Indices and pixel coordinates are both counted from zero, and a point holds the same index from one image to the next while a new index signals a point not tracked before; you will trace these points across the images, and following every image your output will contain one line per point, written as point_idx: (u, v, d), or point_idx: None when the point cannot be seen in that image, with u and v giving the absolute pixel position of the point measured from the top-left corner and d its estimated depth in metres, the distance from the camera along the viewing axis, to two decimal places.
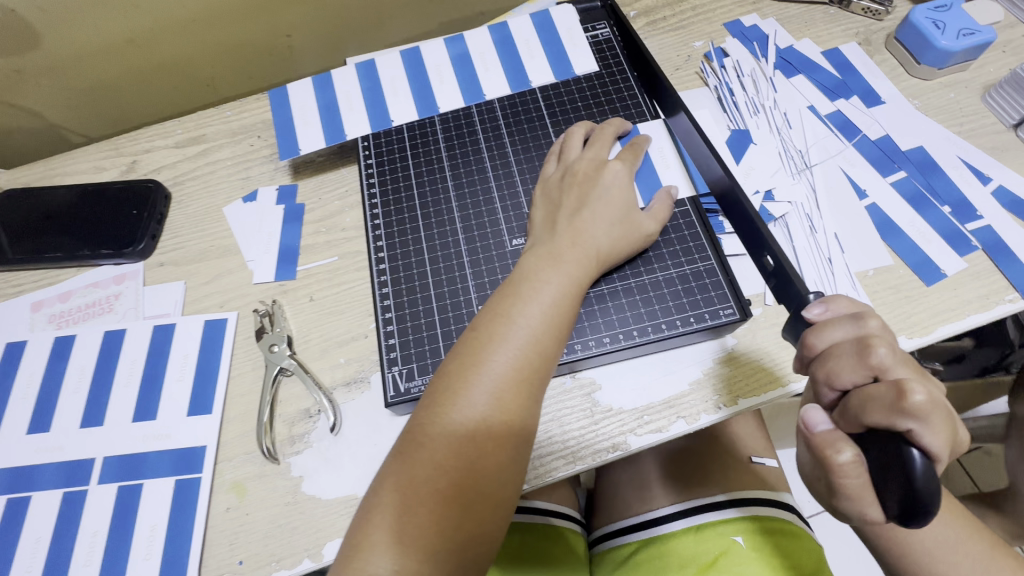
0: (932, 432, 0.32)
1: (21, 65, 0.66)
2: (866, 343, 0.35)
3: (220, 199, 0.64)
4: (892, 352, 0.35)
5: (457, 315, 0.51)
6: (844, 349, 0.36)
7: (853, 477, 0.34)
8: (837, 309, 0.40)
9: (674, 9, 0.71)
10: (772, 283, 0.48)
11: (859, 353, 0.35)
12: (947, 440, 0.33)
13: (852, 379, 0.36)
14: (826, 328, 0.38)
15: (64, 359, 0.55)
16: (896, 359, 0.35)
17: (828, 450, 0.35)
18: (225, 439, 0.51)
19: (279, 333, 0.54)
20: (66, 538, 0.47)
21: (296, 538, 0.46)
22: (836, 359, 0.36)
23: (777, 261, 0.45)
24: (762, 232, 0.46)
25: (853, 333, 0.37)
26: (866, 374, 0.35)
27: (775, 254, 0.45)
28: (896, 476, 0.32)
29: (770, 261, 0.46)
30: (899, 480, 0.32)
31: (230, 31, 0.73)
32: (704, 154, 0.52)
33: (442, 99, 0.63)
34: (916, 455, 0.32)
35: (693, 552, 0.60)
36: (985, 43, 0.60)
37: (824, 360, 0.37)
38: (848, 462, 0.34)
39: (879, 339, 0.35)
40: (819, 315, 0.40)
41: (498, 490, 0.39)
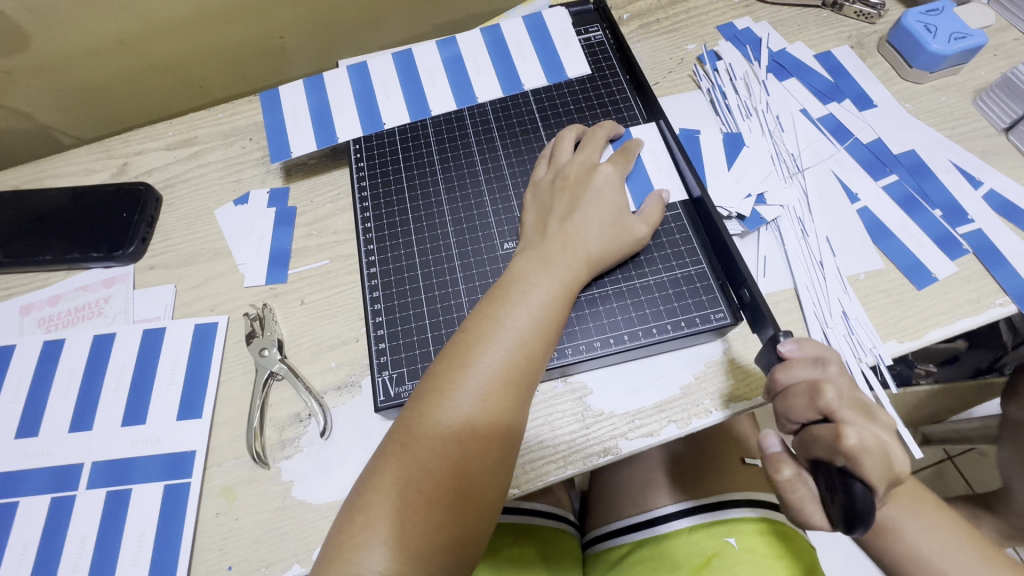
0: (866, 470, 0.37)
1: (11, 67, 0.65)
2: (819, 387, 0.39)
3: (211, 202, 0.63)
4: (839, 395, 0.39)
5: (448, 318, 0.51)
6: (799, 391, 0.40)
7: (796, 491, 0.42)
8: (806, 349, 0.41)
9: (667, 12, 0.71)
10: (744, 315, 0.48)
11: (811, 395, 0.39)
12: (881, 473, 0.38)
13: (804, 417, 0.40)
14: (793, 367, 0.41)
15: (53, 363, 0.54)
16: (843, 402, 0.39)
17: (775, 469, 0.43)
18: (215, 443, 0.50)
19: (269, 337, 0.54)
20: (54, 543, 0.47)
21: (285, 543, 0.46)
22: (792, 398, 0.41)
23: (753, 296, 0.46)
24: (739, 265, 0.47)
25: (811, 375, 0.40)
26: (817, 414, 0.39)
27: (751, 290, 0.46)
28: (835, 503, 0.37)
29: (746, 294, 0.47)
30: (835, 507, 0.38)
31: (222, 33, 0.73)
32: (690, 180, 0.53)
33: (434, 102, 0.63)
34: (859, 485, 0.36)
35: (686, 553, 0.60)
36: (977, 46, 0.60)
37: (784, 396, 0.41)
38: (789, 478, 0.42)
39: (829, 384, 0.39)
40: (791, 352, 0.41)
41: (484, 491, 0.39)
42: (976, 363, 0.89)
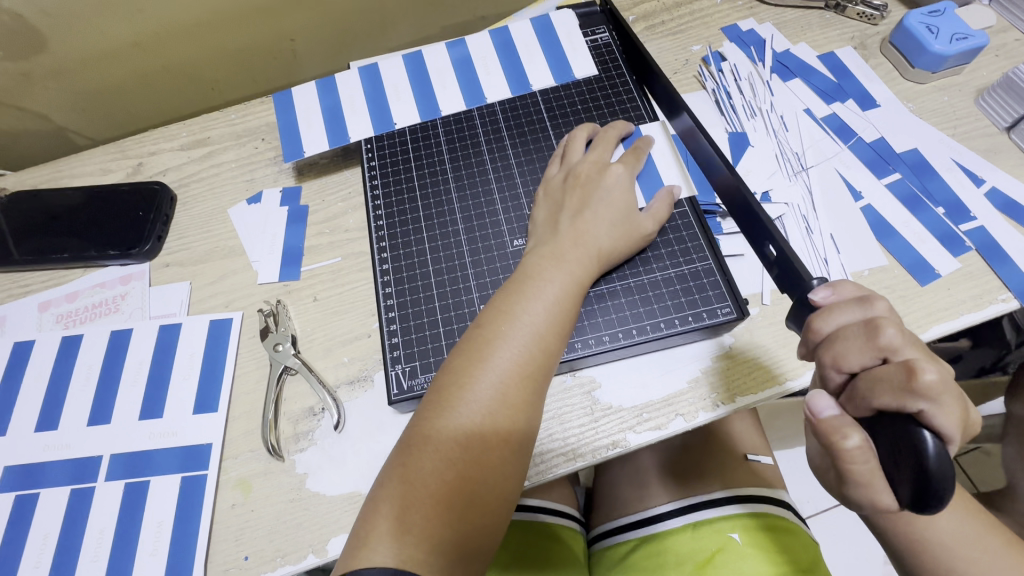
0: (943, 413, 0.32)
1: (28, 69, 0.67)
2: (874, 325, 0.35)
3: (225, 201, 0.65)
4: (901, 333, 0.35)
5: (459, 313, 0.52)
6: (851, 331, 0.36)
7: (862, 462, 0.33)
8: (843, 294, 0.39)
9: (673, 14, 0.72)
10: (775, 273, 0.46)
11: (867, 334, 0.35)
12: (958, 421, 0.32)
13: (859, 362, 0.36)
14: (833, 312, 0.38)
15: (72, 358, 0.56)
16: (905, 340, 0.35)
17: (834, 436, 0.34)
18: (231, 436, 0.51)
19: (283, 333, 0.55)
20: (74, 534, 0.48)
21: (300, 534, 0.47)
22: (844, 341, 0.36)
23: (781, 251, 0.43)
24: (764, 221, 0.44)
25: (860, 316, 0.37)
26: (875, 356, 0.35)
27: (778, 244, 0.43)
28: (908, 464, 0.31)
29: (773, 251, 0.45)
30: (910, 463, 0.31)
31: (235, 36, 0.74)
32: (708, 154, 0.50)
33: (444, 102, 0.64)
34: (929, 437, 0.31)
35: (690, 548, 0.61)
36: (978, 46, 0.61)
37: (831, 344, 0.37)
38: (856, 447, 0.34)
39: (888, 321, 0.35)
40: (825, 299, 0.39)
41: (503, 482, 0.40)
42: (981, 362, 0.90)
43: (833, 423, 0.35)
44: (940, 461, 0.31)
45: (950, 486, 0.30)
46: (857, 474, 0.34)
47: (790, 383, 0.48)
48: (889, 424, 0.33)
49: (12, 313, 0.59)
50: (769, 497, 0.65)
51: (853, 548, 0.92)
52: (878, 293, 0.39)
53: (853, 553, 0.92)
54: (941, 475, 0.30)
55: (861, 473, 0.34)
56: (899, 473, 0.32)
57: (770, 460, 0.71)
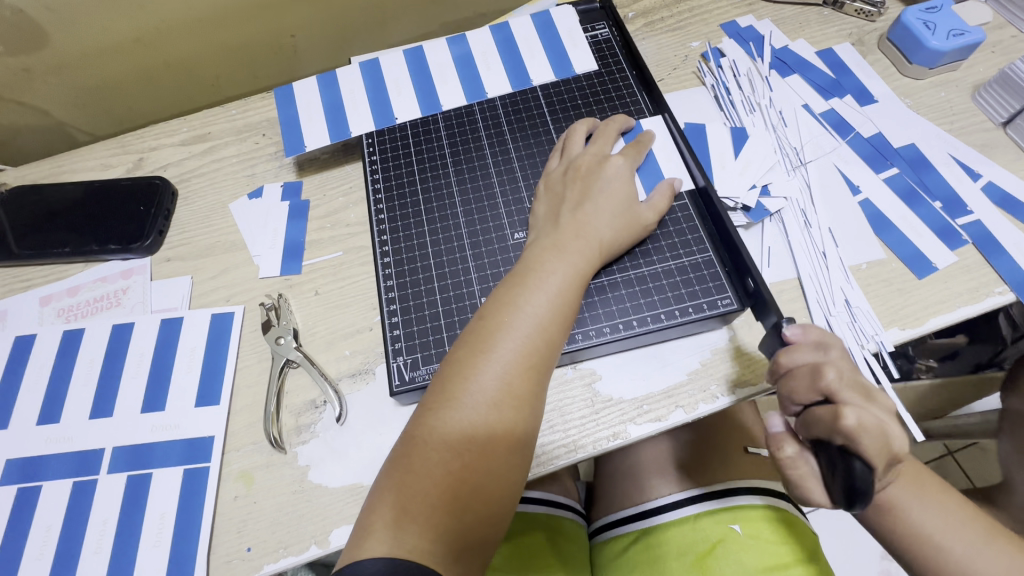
0: (867, 446, 0.38)
1: (29, 64, 0.67)
2: (819, 368, 0.41)
3: (226, 195, 0.65)
4: (840, 376, 0.41)
5: (461, 306, 0.52)
6: (801, 372, 0.42)
7: (797, 469, 0.43)
8: (808, 334, 0.44)
9: (672, 11, 0.72)
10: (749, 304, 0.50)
11: (812, 376, 0.42)
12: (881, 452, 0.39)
13: (806, 398, 0.42)
14: (794, 352, 0.43)
15: (73, 352, 0.56)
16: (844, 384, 0.41)
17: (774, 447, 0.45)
18: (233, 429, 0.52)
19: (285, 326, 0.55)
20: (76, 525, 0.48)
21: (303, 526, 0.47)
22: (795, 380, 0.43)
23: (756, 286, 0.48)
24: (744, 257, 0.49)
25: (812, 357, 0.43)
26: (817, 395, 0.41)
27: (755, 279, 0.48)
28: (839, 479, 0.38)
29: (750, 283, 0.49)
30: (840, 483, 0.38)
31: (236, 32, 0.74)
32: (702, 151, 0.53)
33: (445, 98, 0.64)
34: (857, 466, 0.38)
35: (691, 540, 0.61)
36: (975, 43, 0.62)
37: (787, 378, 0.43)
38: (790, 456, 0.44)
39: (830, 366, 0.41)
40: (795, 336, 0.44)
41: (506, 472, 0.40)
42: (976, 358, 0.91)
43: (775, 437, 0.45)
44: (866, 482, 0.37)
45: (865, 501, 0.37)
46: (794, 479, 0.44)
47: None
48: (828, 452, 0.40)
49: (13, 307, 0.59)
50: (770, 488, 0.65)
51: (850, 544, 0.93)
52: (838, 339, 0.44)
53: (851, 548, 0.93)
54: (861, 491, 0.37)
55: (794, 478, 0.43)
56: (832, 484, 0.39)
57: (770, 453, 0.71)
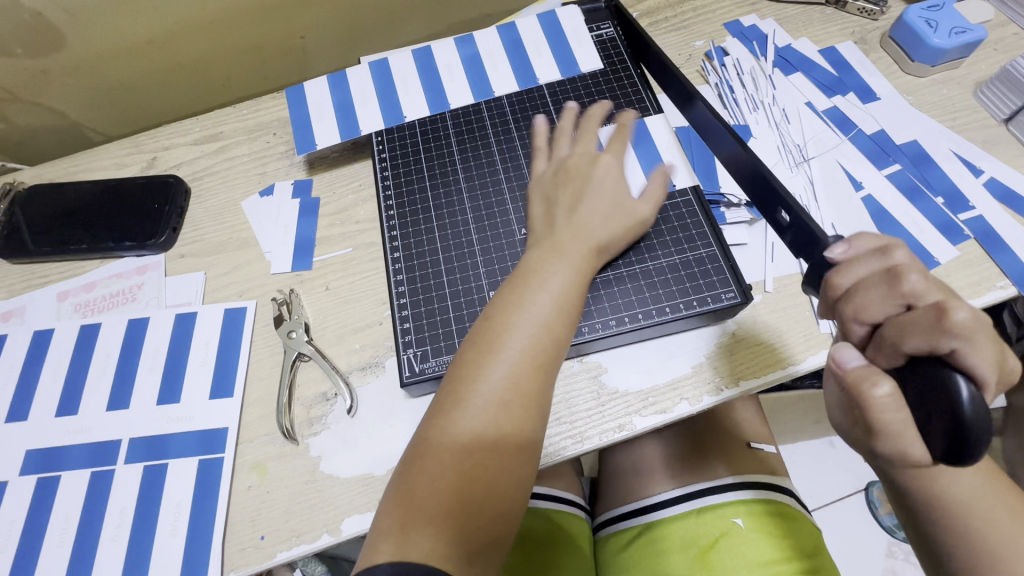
0: (978, 353, 0.31)
1: (46, 66, 0.68)
2: (896, 272, 0.34)
3: (238, 193, 0.66)
4: (924, 277, 0.34)
5: (469, 299, 0.53)
6: (873, 281, 0.35)
7: (891, 411, 0.32)
8: (860, 246, 0.38)
9: (676, 10, 0.73)
10: (787, 238, 0.47)
11: (889, 282, 0.34)
12: (992, 361, 0.31)
13: (883, 311, 0.35)
14: (851, 266, 0.37)
15: (90, 346, 0.57)
16: (930, 286, 0.34)
17: (864, 384, 0.33)
18: (246, 421, 0.53)
19: (297, 320, 0.56)
20: (95, 514, 0.49)
21: (315, 515, 0.48)
22: (865, 292, 0.35)
23: (793, 215, 0.44)
24: (778, 190, 0.45)
25: (879, 267, 0.36)
26: (899, 304, 0.34)
27: (792, 209, 0.44)
28: (940, 417, 0.30)
29: (786, 217, 0.46)
30: (943, 416, 0.30)
31: (246, 34, 0.76)
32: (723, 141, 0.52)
33: (453, 96, 0.65)
34: (961, 381, 0.30)
35: (694, 533, 0.62)
36: (976, 41, 0.62)
37: (852, 296, 0.36)
38: (887, 396, 0.32)
39: (909, 266, 0.34)
40: (842, 255, 0.38)
41: (517, 471, 0.41)
42: None
43: (859, 372, 0.34)
44: (976, 411, 0.30)
45: (985, 439, 0.29)
46: (887, 426, 0.33)
47: (793, 367, 0.50)
48: (921, 369, 0.32)
49: (31, 303, 0.61)
50: (773, 483, 0.66)
51: (854, 541, 0.94)
52: (896, 241, 0.38)
53: (855, 545, 0.93)
54: (978, 426, 0.29)
55: (890, 424, 0.32)
56: (934, 422, 0.31)
57: (773, 447, 0.72)
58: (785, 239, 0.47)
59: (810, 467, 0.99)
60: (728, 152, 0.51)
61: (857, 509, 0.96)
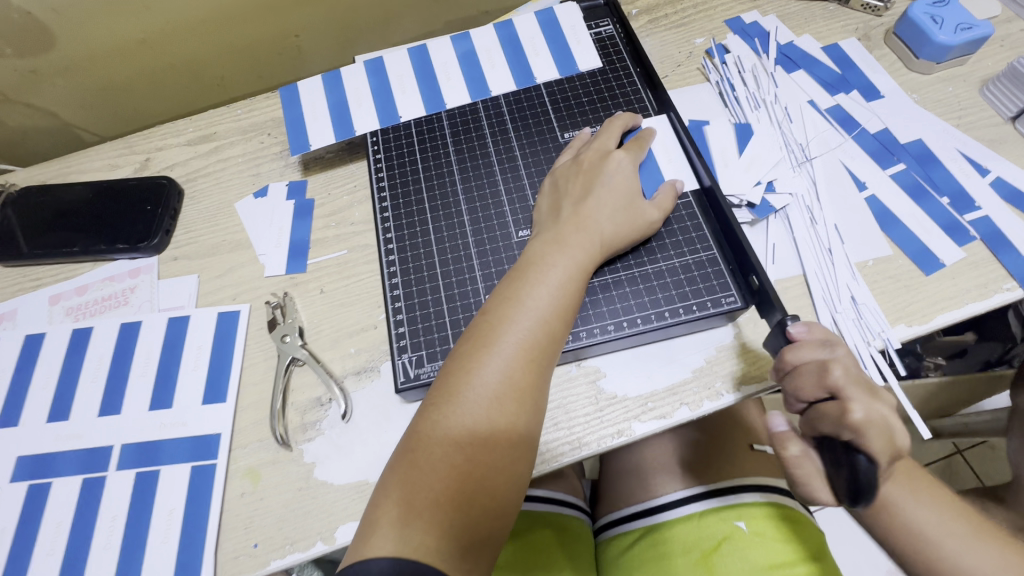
0: (876, 442, 0.38)
1: (37, 66, 0.67)
2: (826, 366, 0.40)
3: (232, 194, 0.65)
4: (846, 373, 0.40)
5: (465, 304, 0.52)
6: (809, 369, 0.41)
7: (806, 470, 0.41)
8: (814, 333, 0.43)
9: (676, 7, 0.72)
10: (752, 304, 0.50)
11: (820, 374, 0.40)
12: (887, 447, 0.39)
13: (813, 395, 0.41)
14: (797, 350, 0.42)
15: (82, 350, 0.56)
16: (850, 380, 0.40)
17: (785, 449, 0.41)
18: (239, 426, 0.52)
19: (291, 324, 0.56)
20: (87, 520, 0.48)
21: (309, 522, 0.47)
22: (801, 377, 0.41)
23: (762, 283, 0.47)
24: (749, 254, 0.48)
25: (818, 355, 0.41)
26: (824, 392, 0.40)
27: (760, 275, 0.47)
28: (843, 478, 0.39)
29: (754, 281, 0.48)
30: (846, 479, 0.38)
31: (240, 33, 0.75)
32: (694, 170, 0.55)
33: (449, 96, 0.64)
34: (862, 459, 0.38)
35: (696, 537, 0.61)
36: (983, 36, 0.61)
37: (792, 375, 0.42)
38: (796, 455, 0.41)
39: (837, 363, 0.40)
40: (801, 335, 0.43)
41: (511, 469, 0.40)
42: (986, 356, 0.88)
43: (784, 437, 0.42)
44: (869, 481, 0.38)
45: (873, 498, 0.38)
46: (801, 479, 0.41)
47: None
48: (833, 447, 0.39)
49: (23, 306, 0.60)
50: (776, 487, 0.65)
51: (857, 543, 0.93)
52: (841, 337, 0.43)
53: (857, 547, 0.93)
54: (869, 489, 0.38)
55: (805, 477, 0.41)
56: (831, 480, 0.39)
57: (775, 450, 0.71)
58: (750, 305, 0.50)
59: None
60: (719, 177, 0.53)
61: None
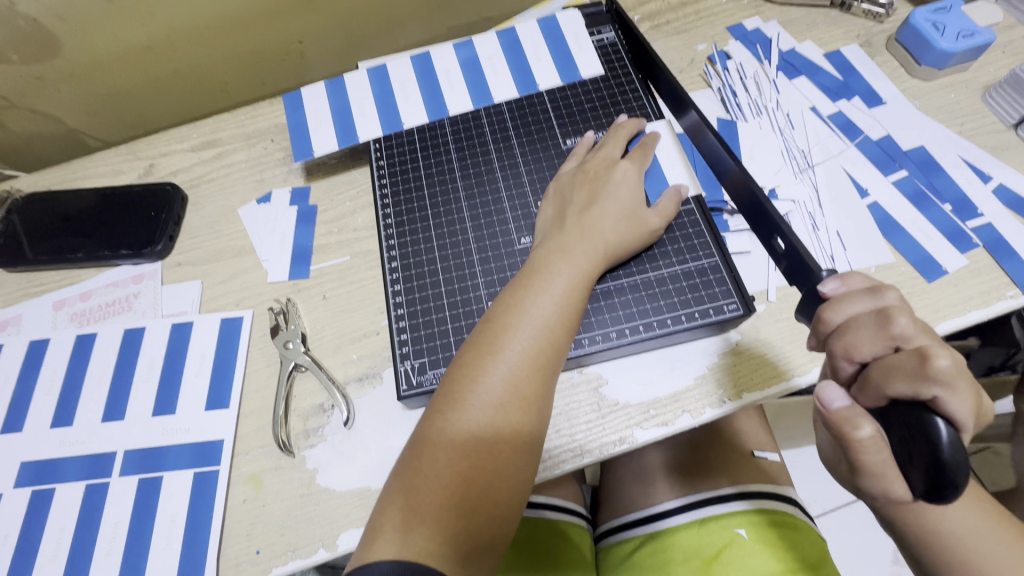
0: (958, 398, 0.33)
1: (42, 73, 0.68)
2: (886, 314, 0.36)
3: (235, 201, 0.65)
4: (912, 321, 0.35)
5: (467, 311, 0.52)
6: (863, 321, 0.36)
7: (874, 452, 0.34)
8: (852, 285, 0.40)
9: (678, 13, 0.72)
10: (783, 265, 0.48)
11: (879, 324, 0.36)
12: (971, 408, 0.33)
13: (872, 352, 0.36)
14: (843, 303, 0.38)
15: (86, 356, 0.56)
16: (917, 329, 0.35)
17: (847, 427, 0.35)
18: (241, 433, 0.52)
19: (293, 330, 0.56)
20: (90, 526, 0.49)
21: (312, 529, 0.47)
22: (855, 332, 0.37)
23: (789, 243, 0.45)
24: (773, 215, 0.46)
25: (870, 306, 0.37)
26: (887, 345, 0.35)
27: (786, 235, 0.46)
28: (922, 452, 0.32)
29: (782, 244, 0.47)
30: (924, 453, 0.32)
31: (244, 40, 0.75)
32: (716, 150, 0.53)
33: (452, 102, 0.64)
34: (942, 425, 0.32)
35: (696, 545, 0.61)
36: (985, 43, 0.61)
37: (842, 334, 0.37)
38: (869, 438, 0.34)
39: (899, 310, 0.36)
40: (835, 291, 0.40)
41: (514, 476, 0.40)
42: (989, 361, 0.87)
43: (845, 414, 0.35)
44: (953, 452, 0.31)
45: (964, 476, 0.31)
46: (870, 465, 0.35)
47: (798, 380, 0.49)
48: (904, 414, 0.34)
49: (28, 312, 0.60)
50: (776, 494, 0.65)
51: (861, 550, 0.93)
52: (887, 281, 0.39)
53: (860, 553, 0.92)
54: (954, 465, 0.31)
55: (873, 463, 0.35)
56: (914, 464, 0.33)
57: (777, 456, 0.71)
58: (781, 266, 0.49)
59: (815, 473, 0.98)
60: (728, 174, 0.52)
61: (863, 517, 0.95)
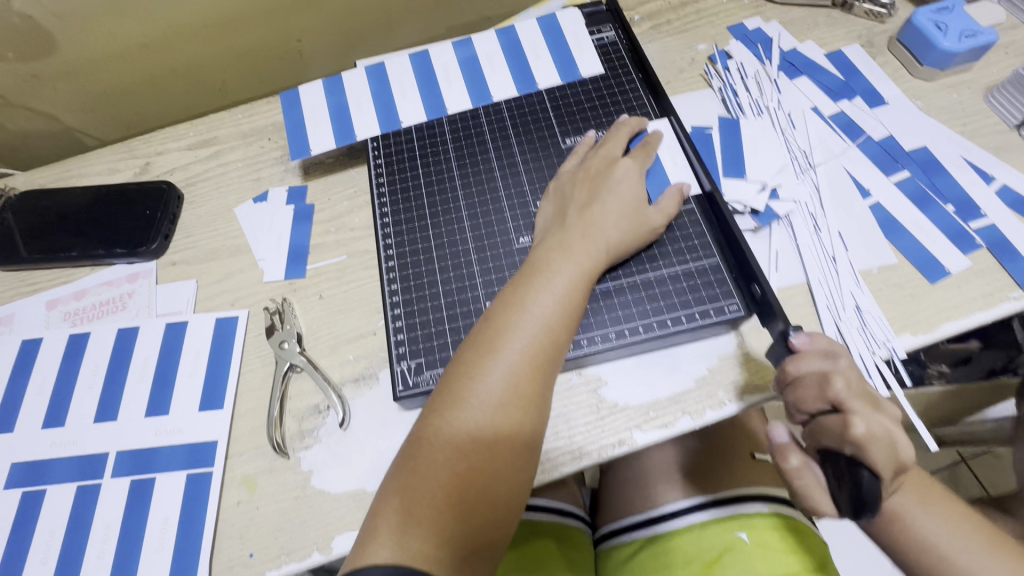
0: (875, 455, 0.40)
1: (38, 70, 0.67)
2: (828, 379, 0.41)
3: (231, 199, 0.65)
4: (848, 386, 0.41)
5: (465, 311, 0.52)
6: (809, 382, 0.42)
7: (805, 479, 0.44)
8: (815, 343, 0.44)
9: (678, 13, 0.72)
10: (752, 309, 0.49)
11: (821, 386, 0.41)
12: (887, 460, 0.40)
13: (814, 407, 0.42)
14: (799, 362, 0.43)
15: (79, 356, 0.56)
16: (852, 394, 0.41)
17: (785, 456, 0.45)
18: (236, 434, 0.51)
19: (289, 330, 0.55)
20: (81, 528, 0.48)
21: (306, 531, 0.47)
22: (802, 389, 0.42)
23: (764, 293, 0.46)
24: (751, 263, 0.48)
25: (820, 368, 0.42)
26: (826, 404, 0.41)
27: (762, 285, 0.46)
28: (846, 491, 0.40)
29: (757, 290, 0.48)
30: (848, 493, 0.40)
31: (241, 39, 0.75)
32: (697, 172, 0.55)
33: (450, 101, 0.64)
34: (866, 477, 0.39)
35: (696, 549, 0.60)
36: (987, 43, 0.61)
37: (794, 387, 0.43)
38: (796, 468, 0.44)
39: (839, 376, 0.41)
40: (802, 345, 0.44)
41: (513, 477, 0.40)
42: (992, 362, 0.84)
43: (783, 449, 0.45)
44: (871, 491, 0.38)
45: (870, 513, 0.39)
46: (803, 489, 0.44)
47: None
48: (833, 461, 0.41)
49: (21, 311, 0.60)
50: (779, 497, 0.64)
51: (862, 554, 0.92)
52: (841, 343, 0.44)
53: (861, 557, 0.91)
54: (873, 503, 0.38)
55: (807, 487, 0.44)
56: (840, 495, 0.41)
57: None
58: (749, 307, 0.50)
59: None
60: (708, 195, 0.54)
61: None
